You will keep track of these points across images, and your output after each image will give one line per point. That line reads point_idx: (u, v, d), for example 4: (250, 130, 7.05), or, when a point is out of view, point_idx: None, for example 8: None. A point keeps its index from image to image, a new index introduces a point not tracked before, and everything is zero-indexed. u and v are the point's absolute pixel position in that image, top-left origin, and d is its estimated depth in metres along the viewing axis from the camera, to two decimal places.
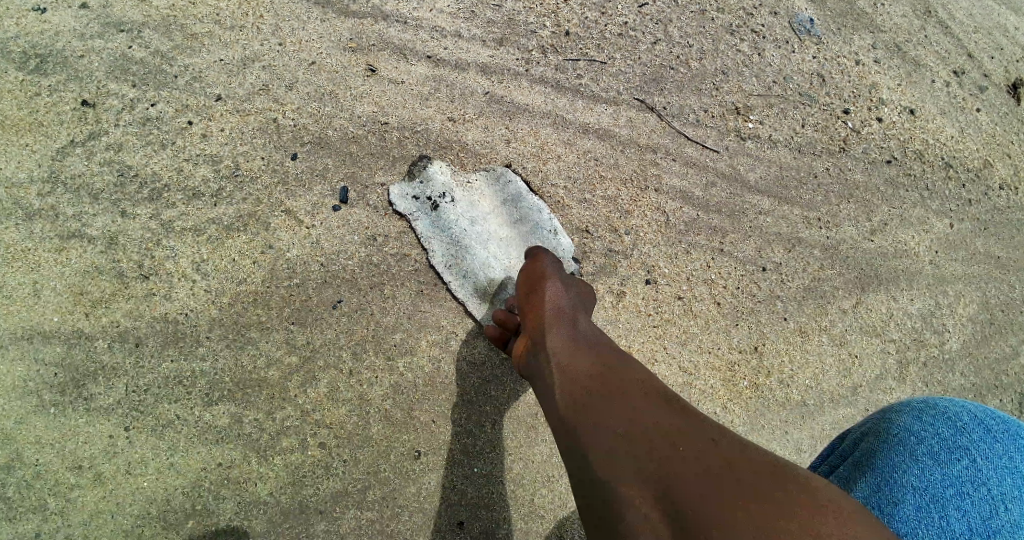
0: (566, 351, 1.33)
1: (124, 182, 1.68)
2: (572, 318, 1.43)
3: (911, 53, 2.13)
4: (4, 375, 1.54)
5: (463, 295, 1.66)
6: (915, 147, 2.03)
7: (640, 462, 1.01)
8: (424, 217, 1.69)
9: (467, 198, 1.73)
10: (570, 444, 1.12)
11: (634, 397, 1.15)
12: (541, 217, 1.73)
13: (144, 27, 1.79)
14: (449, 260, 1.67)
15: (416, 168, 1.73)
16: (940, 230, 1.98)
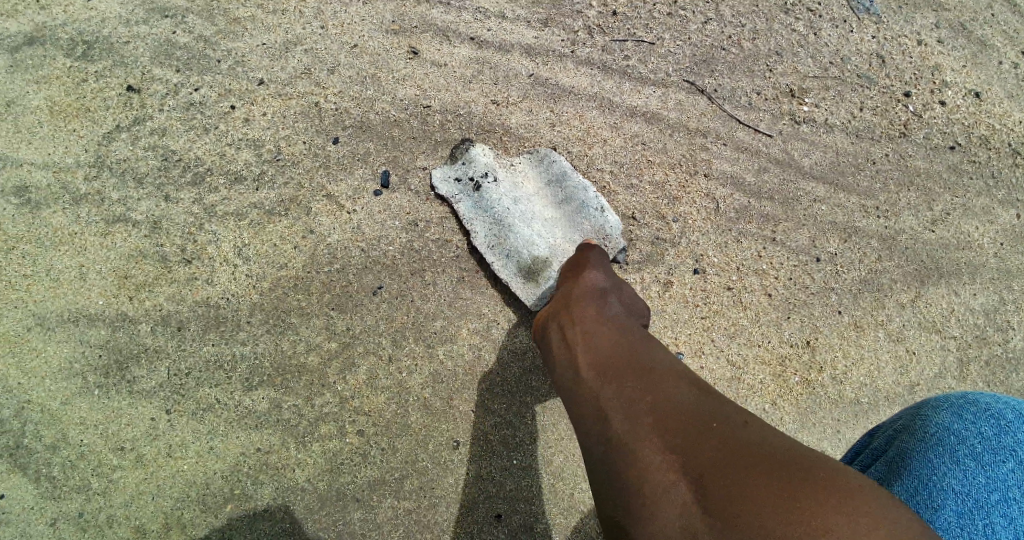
0: (593, 321, 1.24)
1: (168, 166, 1.69)
2: (605, 294, 1.34)
3: (978, 32, 2.02)
4: (51, 356, 1.57)
5: (507, 277, 1.60)
6: (980, 132, 1.93)
7: (666, 439, 0.91)
8: (467, 198, 1.65)
9: (510, 179, 1.68)
10: (587, 414, 1.02)
11: (661, 377, 1.02)
12: (586, 195, 1.66)
13: (189, 12, 1.81)
14: (492, 242, 1.62)
15: (459, 151, 1.69)
16: (1005, 222, 1.87)
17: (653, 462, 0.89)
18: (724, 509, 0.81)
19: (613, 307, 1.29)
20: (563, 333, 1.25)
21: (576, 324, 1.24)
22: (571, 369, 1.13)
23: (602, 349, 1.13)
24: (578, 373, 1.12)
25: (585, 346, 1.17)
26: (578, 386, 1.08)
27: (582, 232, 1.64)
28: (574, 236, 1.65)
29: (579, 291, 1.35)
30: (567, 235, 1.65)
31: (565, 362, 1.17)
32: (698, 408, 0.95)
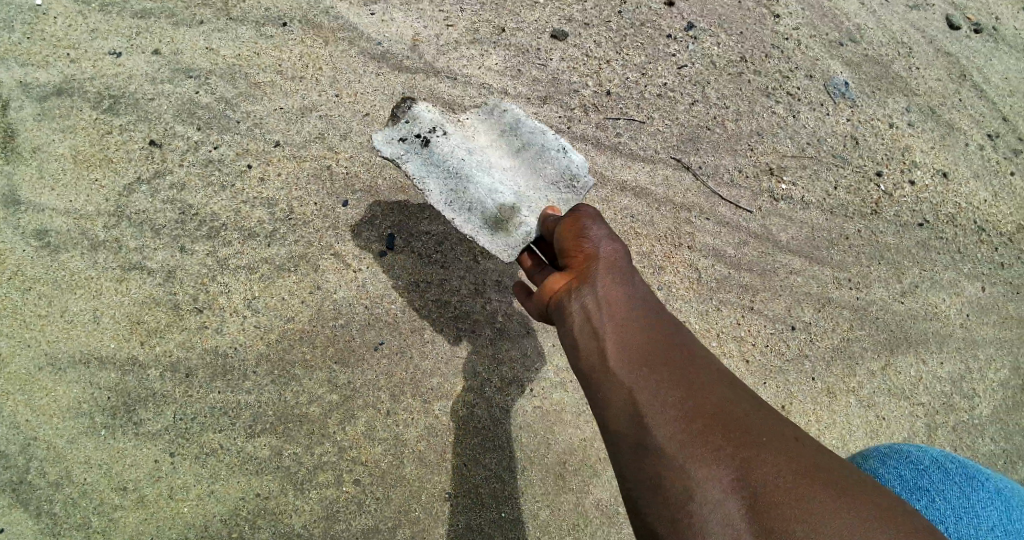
0: (616, 309, 1.25)
1: (184, 219, 1.79)
2: (615, 264, 1.33)
3: (946, 116, 2.18)
4: (61, 396, 1.64)
5: (470, 229, 1.60)
6: (948, 210, 2.06)
7: (708, 453, 1.01)
8: (417, 154, 1.63)
9: (460, 136, 1.69)
10: (630, 420, 1.10)
11: (697, 380, 1.11)
12: (541, 137, 1.71)
13: (211, 74, 1.93)
14: (449, 196, 1.62)
15: (397, 110, 1.66)
16: (971, 294, 2.00)
17: (697, 474, 1.00)
18: (773, 518, 0.93)
19: (630, 282, 1.30)
20: (586, 319, 1.26)
21: (598, 314, 1.25)
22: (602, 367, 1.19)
23: (632, 346, 1.18)
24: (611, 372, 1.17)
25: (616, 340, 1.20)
26: (615, 388, 1.15)
27: (546, 172, 1.68)
28: (539, 178, 1.69)
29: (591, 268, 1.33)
30: (529, 178, 1.69)
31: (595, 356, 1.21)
32: (732, 416, 1.05)
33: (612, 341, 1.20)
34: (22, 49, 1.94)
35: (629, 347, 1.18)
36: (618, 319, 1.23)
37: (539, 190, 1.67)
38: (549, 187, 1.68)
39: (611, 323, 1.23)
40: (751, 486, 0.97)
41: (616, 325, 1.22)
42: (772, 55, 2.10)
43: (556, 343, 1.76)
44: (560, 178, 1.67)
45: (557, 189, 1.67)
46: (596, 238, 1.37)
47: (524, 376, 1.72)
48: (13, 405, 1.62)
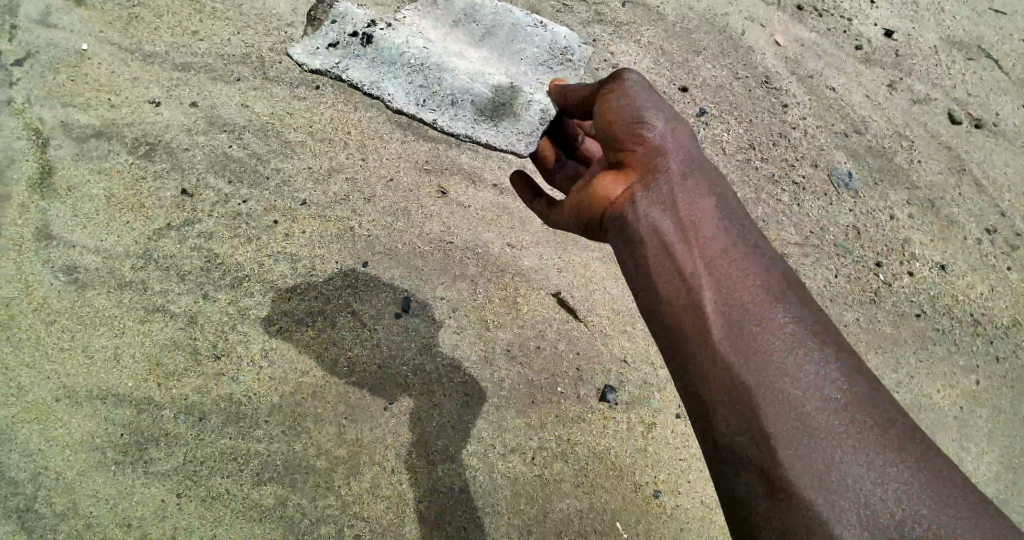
0: (682, 212, 1.09)
1: (209, 268, 1.89)
2: (680, 172, 1.13)
3: (946, 210, 2.31)
4: (75, 429, 1.68)
5: (456, 117, 1.64)
6: (944, 302, 2.15)
7: (816, 414, 0.88)
8: (358, 56, 1.73)
9: (411, 34, 1.77)
10: (694, 340, 0.98)
11: (774, 306, 0.97)
12: (510, 15, 1.84)
13: (245, 129, 2.09)
14: (419, 96, 1.67)
15: (313, 20, 1.79)
16: (964, 385, 2.06)
17: (776, 420, 0.89)
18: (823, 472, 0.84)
19: (704, 194, 1.11)
20: (653, 242, 1.08)
21: (671, 234, 1.07)
22: (682, 302, 1.01)
23: (720, 279, 1.00)
24: (689, 308, 1.00)
25: (701, 272, 1.02)
26: (697, 324, 0.98)
27: (525, 52, 1.76)
28: (517, 56, 1.76)
29: (655, 178, 1.14)
30: (509, 59, 1.76)
31: (667, 286, 1.04)
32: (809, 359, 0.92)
33: (693, 269, 1.02)
34: (65, 91, 2.09)
35: (716, 280, 1.00)
36: (685, 221, 1.07)
37: (529, 69, 1.73)
38: (536, 67, 1.73)
39: (690, 249, 1.04)
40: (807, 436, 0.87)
41: (697, 254, 1.03)
42: (780, 144, 2.28)
43: (559, 414, 1.81)
44: (554, 55, 1.76)
45: (548, 72, 1.73)
46: (660, 136, 1.16)
47: (527, 445, 1.76)
48: (28, 433, 1.65)
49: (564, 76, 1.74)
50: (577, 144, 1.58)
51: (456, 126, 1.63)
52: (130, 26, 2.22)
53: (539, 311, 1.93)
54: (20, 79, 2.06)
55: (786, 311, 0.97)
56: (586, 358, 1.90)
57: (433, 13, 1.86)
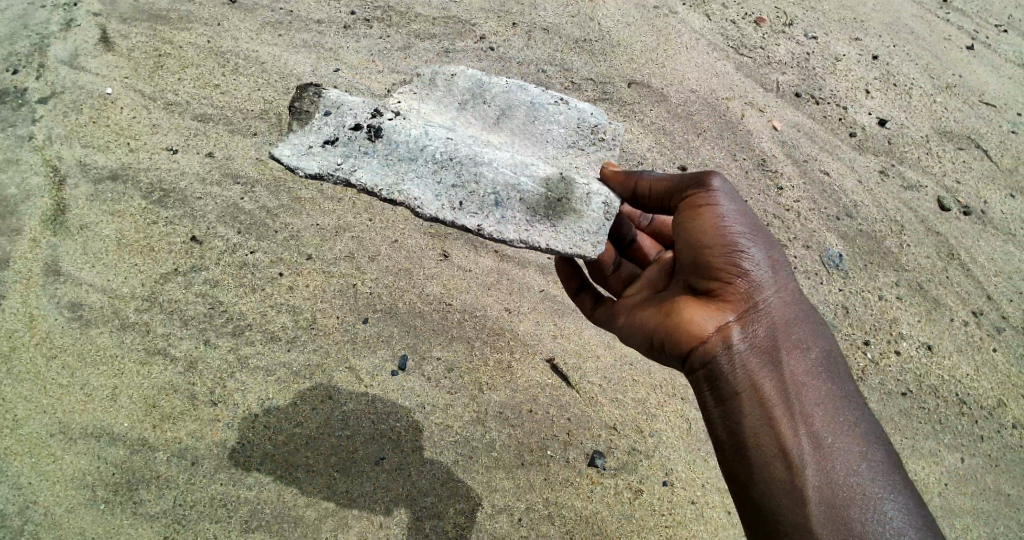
0: (754, 327, 1.35)
1: (212, 314, 1.94)
2: (765, 295, 1.37)
3: (933, 292, 2.41)
4: (66, 466, 1.69)
5: (511, 220, 1.42)
6: (930, 381, 2.21)
7: (855, 500, 1.22)
8: (365, 154, 1.48)
9: (419, 130, 1.55)
10: (759, 437, 1.29)
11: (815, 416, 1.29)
12: (523, 93, 1.73)
13: (257, 183, 2.21)
14: (462, 199, 1.43)
15: (297, 112, 1.54)
16: (950, 464, 2.08)
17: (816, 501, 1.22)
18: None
19: (783, 312, 1.38)
20: (740, 361, 1.33)
21: (754, 356, 1.33)
22: (759, 417, 1.29)
23: (791, 396, 1.31)
24: (764, 420, 1.29)
25: (775, 389, 1.31)
26: (765, 423, 1.29)
27: (552, 133, 1.66)
28: (544, 140, 1.65)
29: (743, 301, 1.36)
30: (537, 143, 1.64)
31: (748, 401, 1.31)
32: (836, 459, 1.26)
33: (769, 388, 1.31)
34: (87, 132, 2.25)
35: (786, 397, 1.30)
36: (754, 336, 1.35)
37: (561, 154, 1.62)
38: (568, 149, 1.63)
39: (769, 371, 1.32)
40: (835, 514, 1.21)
41: (773, 375, 1.32)
42: (772, 224, 2.45)
43: (548, 477, 1.81)
44: (585, 135, 1.67)
45: (583, 154, 1.63)
46: (749, 260, 1.37)
47: (515, 505, 1.77)
48: (19, 467, 1.68)
49: (601, 160, 1.62)
50: (628, 240, 1.63)
51: (509, 231, 1.40)
52: (155, 79, 2.42)
53: (530, 374, 1.96)
54: (43, 117, 2.27)
55: (834, 419, 1.30)
56: (576, 423, 1.91)
57: (435, 96, 1.73)
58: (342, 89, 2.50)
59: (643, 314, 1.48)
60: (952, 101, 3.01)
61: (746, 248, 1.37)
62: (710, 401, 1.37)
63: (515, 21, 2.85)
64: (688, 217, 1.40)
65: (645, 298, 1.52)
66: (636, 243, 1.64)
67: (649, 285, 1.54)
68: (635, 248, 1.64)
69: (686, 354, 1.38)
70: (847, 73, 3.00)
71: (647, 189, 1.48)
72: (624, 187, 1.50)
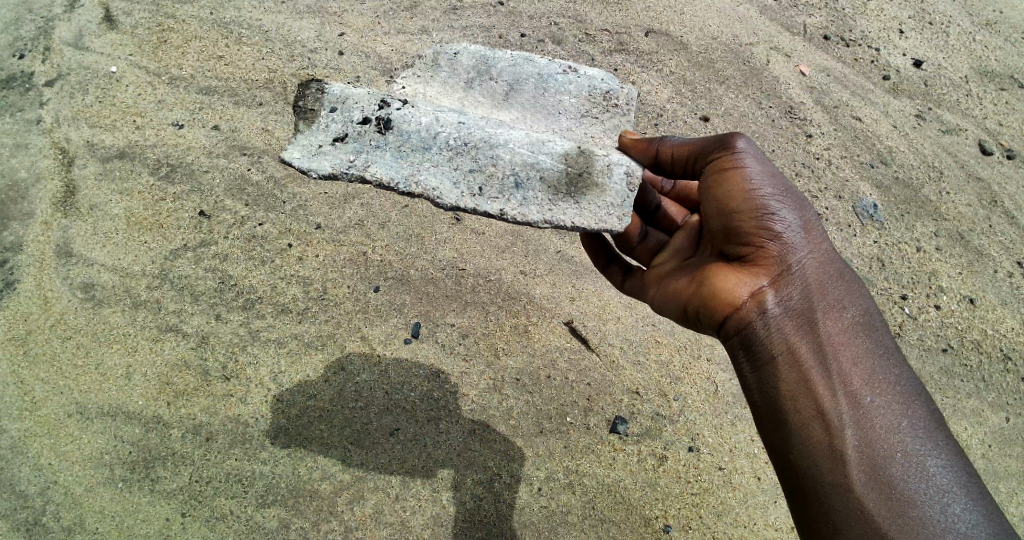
0: (787, 285, 1.23)
1: (223, 289, 1.91)
2: (799, 252, 1.24)
3: (975, 242, 2.28)
4: (84, 445, 1.68)
5: (536, 205, 1.30)
6: (973, 337, 2.09)
7: (902, 463, 1.07)
8: (378, 147, 1.35)
9: (428, 115, 1.41)
10: (792, 401, 1.16)
11: (858, 378, 1.15)
12: (531, 65, 1.60)
13: (264, 153, 2.16)
14: (482, 186, 1.32)
15: (301, 111, 1.39)
16: (995, 424, 1.96)
17: (857, 465, 1.08)
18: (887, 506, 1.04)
19: (818, 271, 1.24)
20: (774, 323, 1.21)
21: (789, 318, 1.21)
22: (795, 380, 1.16)
23: (830, 357, 1.17)
24: (801, 384, 1.16)
25: (812, 350, 1.18)
26: (798, 384, 1.16)
27: (564, 104, 1.55)
28: (556, 112, 1.53)
29: (775, 262, 1.24)
30: (549, 117, 1.53)
31: (784, 364, 1.19)
32: (882, 423, 1.11)
33: (806, 350, 1.18)
34: (94, 112, 2.22)
35: (825, 358, 1.17)
36: (788, 296, 1.22)
37: (575, 125, 1.51)
38: (582, 118, 1.52)
39: (805, 332, 1.20)
40: (877, 480, 1.06)
41: (811, 337, 1.19)
42: (801, 176, 2.32)
43: (567, 445, 1.76)
44: (597, 102, 1.55)
45: (598, 122, 1.51)
46: (781, 219, 1.25)
47: (533, 475, 1.71)
48: (39, 447, 1.68)
49: (617, 127, 1.51)
50: (654, 207, 1.52)
51: (533, 213, 1.29)
52: (159, 55, 2.37)
53: (547, 338, 1.90)
54: (50, 99, 2.24)
55: (879, 383, 1.16)
56: (596, 389, 1.84)
57: (439, 78, 1.59)
58: (347, 54, 2.42)
59: (674, 284, 1.37)
60: (992, 38, 2.81)
61: (777, 208, 1.25)
62: (746, 368, 1.24)
63: None
64: (714, 181, 1.30)
65: (672, 268, 1.41)
66: (662, 209, 1.52)
67: (678, 253, 1.43)
68: (662, 216, 1.52)
69: (719, 321, 1.27)
70: (878, 13, 2.82)
71: (669, 154, 1.37)
72: (645, 154, 1.40)
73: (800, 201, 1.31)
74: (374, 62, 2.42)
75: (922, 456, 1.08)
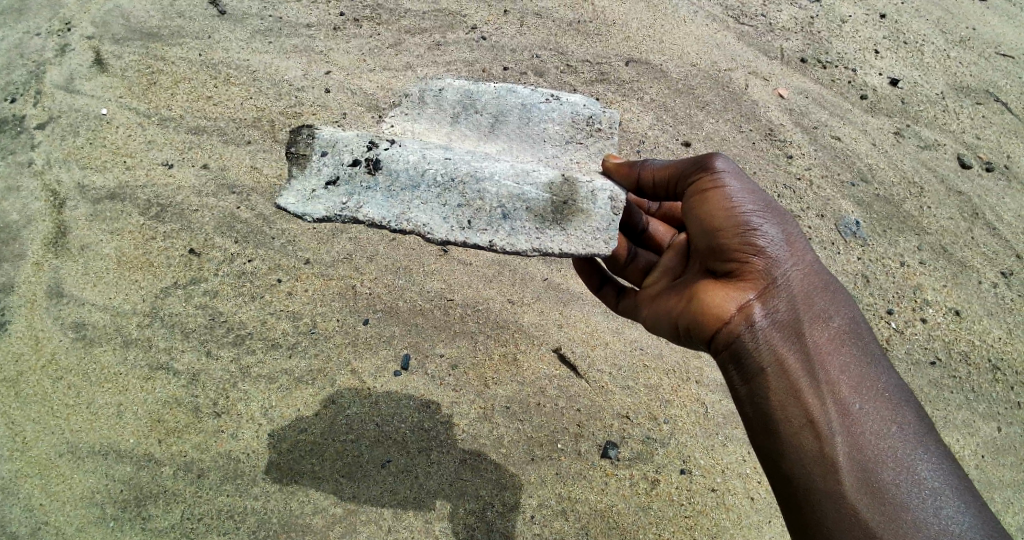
0: (773, 297, 1.24)
1: (213, 325, 1.92)
2: (783, 266, 1.26)
3: (958, 255, 2.31)
4: (76, 485, 1.68)
5: (524, 235, 1.33)
6: (960, 348, 2.10)
7: (893, 468, 1.09)
8: (368, 188, 1.37)
9: (416, 152, 1.44)
10: (784, 413, 1.17)
11: (846, 386, 1.16)
12: (514, 96, 1.64)
13: (253, 191, 2.19)
14: (471, 220, 1.34)
15: (293, 158, 1.42)
16: (987, 434, 1.97)
17: (848, 474, 1.09)
18: (879, 510, 1.05)
19: (804, 281, 1.26)
20: (762, 335, 1.22)
21: (777, 329, 1.22)
22: (784, 390, 1.18)
23: (817, 366, 1.18)
24: (790, 394, 1.17)
25: (800, 360, 1.19)
26: (788, 396, 1.17)
27: (549, 132, 1.58)
28: (541, 140, 1.56)
29: (761, 275, 1.25)
30: (535, 146, 1.55)
31: (773, 376, 1.20)
32: (872, 429, 1.12)
33: (794, 360, 1.19)
34: (84, 154, 2.25)
35: (813, 367, 1.18)
36: (776, 307, 1.23)
37: (560, 152, 1.54)
38: (567, 146, 1.55)
39: (792, 342, 1.21)
40: (870, 487, 1.07)
41: (799, 346, 1.20)
42: (783, 196, 2.35)
43: (559, 472, 1.76)
44: (581, 128, 1.59)
45: (583, 148, 1.55)
46: (764, 233, 1.27)
47: (526, 502, 1.71)
48: (29, 489, 1.67)
49: (602, 152, 1.55)
50: (641, 228, 1.52)
51: (522, 243, 1.32)
52: (148, 96, 2.41)
53: (537, 366, 1.91)
54: (41, 142, 2.27)
55: (869, 389, 1.17)
56: (587, 414, 1.84)
57: (426, 114, 1.63)
58: (334, 91, 2.47)
59: (664, 302, 1.39)
60: (967, 54, 2.87)
61: (759, 223, 1.27)
62: (736, 381, 1.25)
63: (506, 8, 2.79)
64: (697, 200, 1.33)
65: (662, 286, 1.43)
66: (649, 230, 1.53)
67: (669, 272, 1.43)
68: (649, 236, 1.53)
69: (709, 336, 1.28)
70: (854, 35, 2.89)
71: (651, 178, 1.41)
72: (628, 178, 1.43)
73: (781, 213, 1.33)
74: (361, 97, 2.46)
75: (913, 460, 1.09)
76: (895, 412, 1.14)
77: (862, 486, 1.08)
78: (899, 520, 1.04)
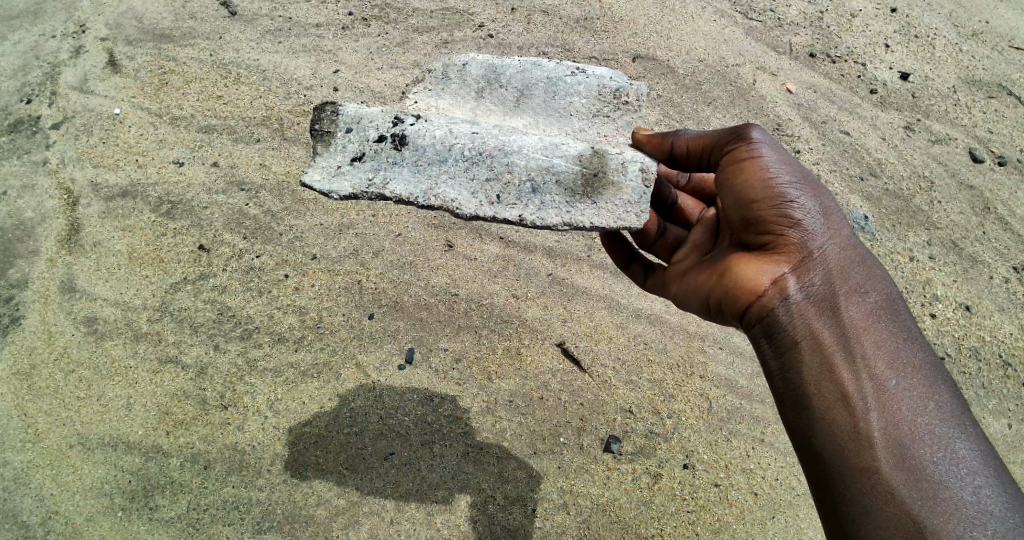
0: (809, 272, 1.23)
1: (221, 320, 1.95)
2: (818, 241, 1.25)
3: (969, 249, 2.28)
4: (85, 476, 1.71)
5: (554, 208, 1.34)
6: (971, 344, 2.08)
7: (928, 445, 1.07)
8: (396, 164, 1.39)
9: (442, 127, 1.45)
10: (819, 388, 1.16)
11: (883, 361, 1.15)
12: (539, 68, 1.63)
13: (261, 188, 2.21)
14: (499, 194, 1.35)
15: (318, 134, 1.43)
16: (996, 431, 1.95)
17: (883, 450, 1.08)
18: (916, 487, 1.04)
19: (840, 256, 1.25)
20: (796, 310, 1.22)
21: (811, 304, 1.21)
22: (819, 366, 1.17)
23: (853, 341, 1.17)
24: (824, 369, 1.17)
25: (835, 335, 1.18)
26: (823, 372, 1.17)
27: (574, 106, 1.58)
28: (567, 114, 1.57)
29: (796, 249, 1.25)
30: (561, 121, 1.56)
31: (807, 351, 1.19)
32: (909, 406, 1.11)
33: (828, 335, 1.19)
34: (98, 153, 2.29)
35: (848, 343, 1.17)
36: (812, 283, 1.23)
37: (587, 126, 1.54)
38: (594, 119, 1.55)
39: (826, 317, 1.20)
40: (905, 464, 1.06)
41: (833, 321, 1.20)
42: None
43: (561, 465, 1.77)
44: (608, 100, 1.58)
45: (610, 121, 1.55)
46: (800, 206, 1.26)
47: (528, 496, 1.72)
48: (42, 479, 1.71)
49: (630, 125, 1.54)
50: (671, 202, 1.54)
51: (551, 217, 1.33)
52: (160, 96, 2.45)
53: (541, 360, 1.91)
54: (56, 142, 2.32)
55: (905, 366, 1.16)
56: (589, 409, 1.85)
57: (450, 89, 1.63)
58: (342, 90, 2.50)
59: (695, 278, 1.39)
60: (980, 48, 2.83)
61: (796, 195, 1.26)
62: (769, 356, 1.25)
63: (513, 6, 2.79)
64: (732, 173, 1.32)
65: (692, 263, 1.43)
66: (678, 204, 1.54)
67: (698, 246, 1.45)
68: (678, 210, 1.54)
69: (741, 311, 1.28)
70: (864, 29, 2.86)
71: (684, 148, 1.41)
72: (659, 149, 1.43)
73: (818, 189, 1.31)
74: (368, 96, 2.49)
75: (949, 438, 1.08)
76: (933, 391, 1.13)
77: (896, 463, 1.06)
78: (935, 497, 1.03)
